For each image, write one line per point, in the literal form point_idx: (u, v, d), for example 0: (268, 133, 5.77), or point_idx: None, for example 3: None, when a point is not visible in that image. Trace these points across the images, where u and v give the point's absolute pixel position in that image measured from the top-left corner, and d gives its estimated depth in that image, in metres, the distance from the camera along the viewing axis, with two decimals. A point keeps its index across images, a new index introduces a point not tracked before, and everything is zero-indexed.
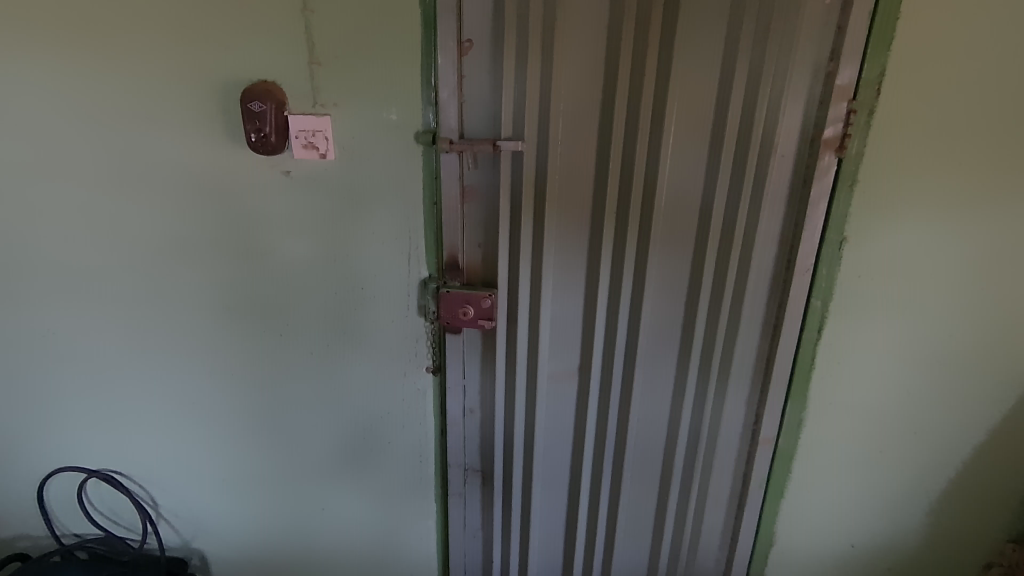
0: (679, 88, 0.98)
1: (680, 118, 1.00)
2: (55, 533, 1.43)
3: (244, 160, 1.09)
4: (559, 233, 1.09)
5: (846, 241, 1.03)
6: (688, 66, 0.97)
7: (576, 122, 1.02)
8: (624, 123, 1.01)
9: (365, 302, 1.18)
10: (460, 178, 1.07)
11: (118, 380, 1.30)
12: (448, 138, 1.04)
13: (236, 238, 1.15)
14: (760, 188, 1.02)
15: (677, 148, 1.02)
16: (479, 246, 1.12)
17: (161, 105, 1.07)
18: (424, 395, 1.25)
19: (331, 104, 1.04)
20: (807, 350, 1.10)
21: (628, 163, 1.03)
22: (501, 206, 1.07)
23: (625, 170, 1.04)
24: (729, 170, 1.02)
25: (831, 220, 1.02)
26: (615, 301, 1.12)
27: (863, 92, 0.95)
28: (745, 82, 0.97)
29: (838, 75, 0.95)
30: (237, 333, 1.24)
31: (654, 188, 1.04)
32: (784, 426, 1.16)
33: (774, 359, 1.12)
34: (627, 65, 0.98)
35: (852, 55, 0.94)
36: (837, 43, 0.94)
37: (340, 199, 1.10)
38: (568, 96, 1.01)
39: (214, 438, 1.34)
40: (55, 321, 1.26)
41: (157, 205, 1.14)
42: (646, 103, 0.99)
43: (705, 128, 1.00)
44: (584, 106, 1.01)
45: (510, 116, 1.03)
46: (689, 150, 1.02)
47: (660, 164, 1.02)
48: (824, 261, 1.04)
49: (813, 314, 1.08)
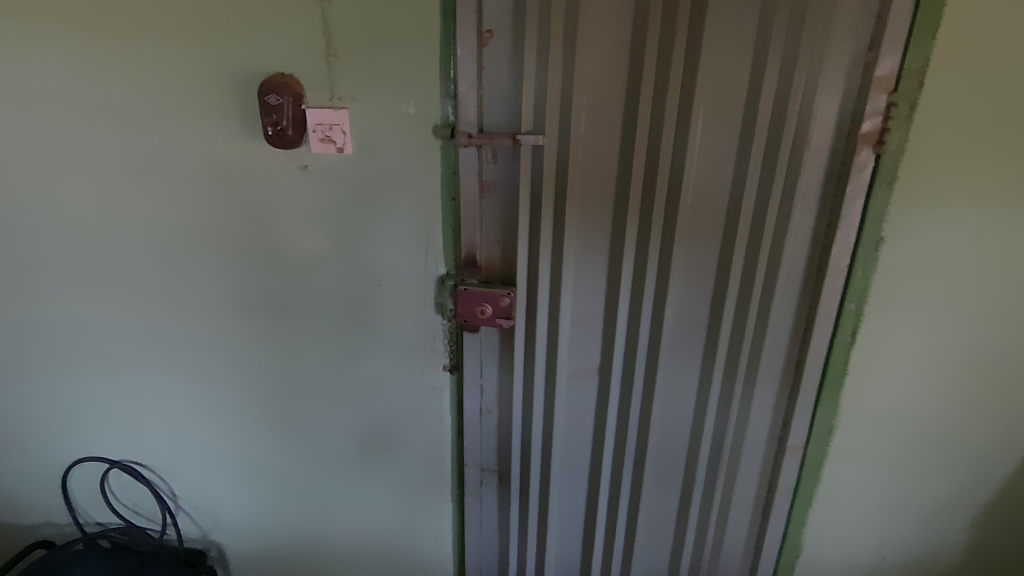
0: (707, 80, 0.94)
1: (708, 111, 0.96)
2: (77, 521, 1.46)
3: (262, 152, 1.08)
4: (581, 230, 1.06)
5: (883, 240, 0.98)
6: (717, 56, 0.93)
7: (599, 114, 0.99)
8: (650, 114, 0.97)
9: (381, 298, 1.16)
10: (479, 172, 1.04)
11: (139, 372, 1.31)
12: (467, 132, 1.01)
13: (254, 232, 1.15)
14: (791, 184, 0.98)
15: (704, 143, 0.98)
16: (499, 242, 1.10)
17: (181, 99, 1.07)
18: (441, 393, 1.23)
19: (348, 97, 1.02)
20: (840, 355, 1.06)
21: (653, 159, 1.00)
22: (521, 203, 1.05)
23: (650, 164, 1.00)
24: (759, 165, 0.98)
25: (868, 220, 0.97)
26: (636, 301, 1.09)
27: (905, 83, 0.89)
28: (778, 72, 0.93)
29: (878, 65, 0.89)
30: (255, 327, 1.23)
31: (680, 184, 1.00)
32: (813, 433, 1.12)
33: (804, 363, 1.07)
34: (654, 55, 0.94)
35: (894, 43, 0.88)
36: (877, 31, 0.89)
37: (357, 194, 1.08)
38: (591, 88, 0.97)
39: (232, 431, 1.35)
40: (77, 313, 1.27)
41: (178, 198, 1.14)
42: (674, 94, 0.95)
43: (734, 122, 0.97)
44: (608, 99, 0.98)
45: (531, 109, 1.00)
46: (716, 145, 0.98)
47: (686, 158, 0.99)
48: (859, 262, 0.99)
49: (846, 317, 1.03)
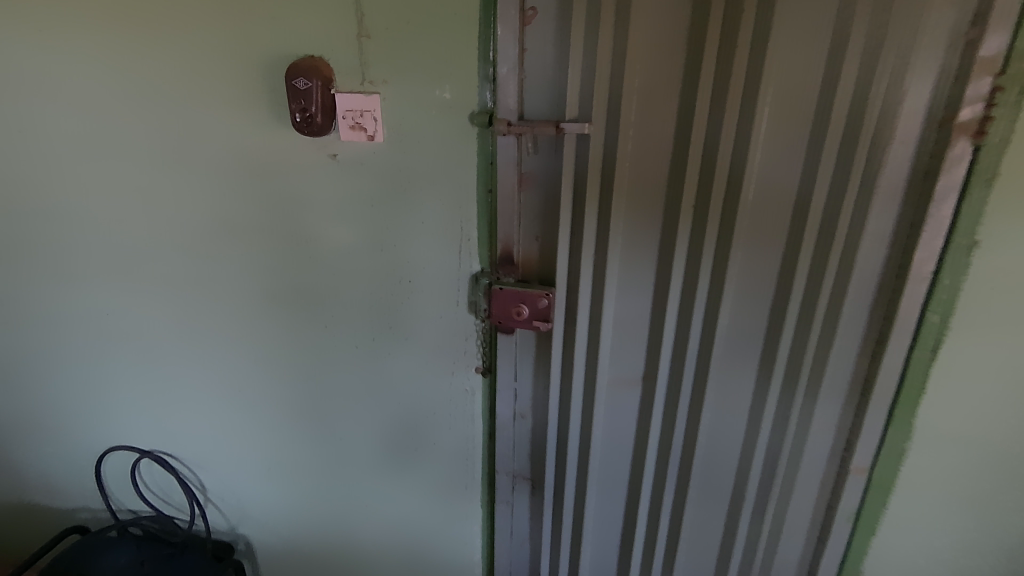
0: (778, 63, 0.84)
1: (777, 98, 0.86)
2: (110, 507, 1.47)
3: (290, 140, 1.03)
4: (628, 228, 0.97)
5: (978, 245, 0.85)
6: (789, 36, 0.82)
7: (652, 101, 0.89)
8: (710, 101, 0.87)
9: (413, 295, 1.10)
10: (518, 163, 0.96)
11: (169, 364, 1.29)
12: (505, 120, 0.93)
13: (281, 223, 1.10)
14: (870, 180, 0.87)
15: (771, 133, 0.88)
16: (537, 239, 1.02)
17: (208, 84, 1.02)
18: (473, 396, 1.17)
19: (380, 82, 0.95)
20: (917, 372, 0.94)
21: (711, 151, 0.90)
22: (563, 197, 0.96)
23: (708, 157, 0.90)
24: (834, 158, 0.87)
25: (959, 222, 0.85)
26: (686, 306, 1.00)
27: (1015, 65, 0.77)
28: (860, 53, 0.81)
29: (982, 44, 0.77)
30: (283, 322, 1.19)
31: (741, 178, 0.90)
32: (881, 456, 1.01)
33: (875, 379, 0.96)
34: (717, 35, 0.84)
35: (1005, 18, 0.76)
36: (984, 4, 0.76)
37: (389, 186, 1.02)
38: (644, 72, 0.88)
39: (260, 426, 1.32)
40: (108, 303, 1.25)
41: (206, 186, 1.10)
42: (738, 79, 0.85)
43: (807, 111, 0.86)
44: (662, 84, 0.88)
45: (576, 95, 0.91)
46: (785, 136, 0.87)
47: (749, 150, 0.88)
48: (946, 270, 0.87)
49: (928, 331, 0.91)
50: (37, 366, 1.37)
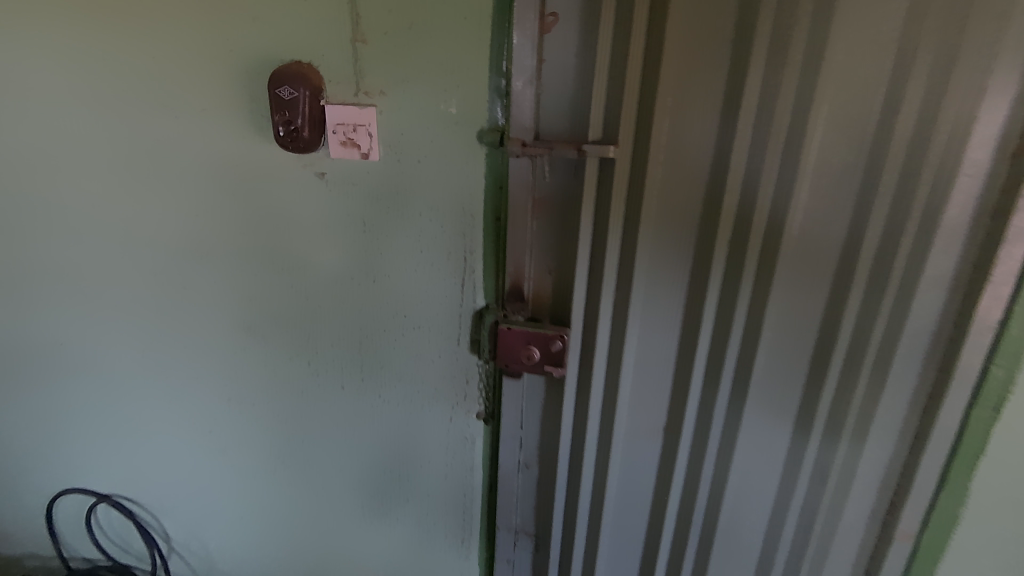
0: (833, 81, 0.73)
1: (831, 121, 0.75)
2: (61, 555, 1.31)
3: (272, 156, 0.90)
4: (653, 262, 0.86)
5: None
6: (847, 50, 0.72)
7: (687, 121, 0.79)
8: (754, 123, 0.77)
9: (408, 331, 0.98)
10: (532, 187, 0.84)
11: (129, 402, 1.14)
12: (520, 139, 0.81)
13: (260, 249, 0.96)
14: (933, 215, 0.77)
15: (821, 160, 0.77)
16: (550, 274, 0.90)
17: (180, 90, 0.90)
18: (473, 443, 1.05)
19: (376, 93, 0.84)
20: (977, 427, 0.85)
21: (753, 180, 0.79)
22: (581, 228, 0.84)
23: (749, 184, 0.79)
24: (892, 190, 0.77)
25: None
26: (717, 351, 0.89)
27: None
28: (928, 72, 0.71)
29: None
30: (258, 359, 1.05)
31: (785, 210, 0.80)
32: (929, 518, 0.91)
33: (927, 437, 0.86)
34: (764, 48, 0.73)
35: None
36: None
37: (385, 211, 0.90)
38: (679, 88, 0.78)
39: (231, 472, 1.17)
40: (62, 335, 1.11)
41: (173, 204, 0.96)
42: (785, 98, 0.75)
43: (864, 137, 0.75)
44: (699, 103, 0.78)
45: (601, 113, 0.80)
46: (837, 164, 0.77)
47: (796, 179, 0.78)
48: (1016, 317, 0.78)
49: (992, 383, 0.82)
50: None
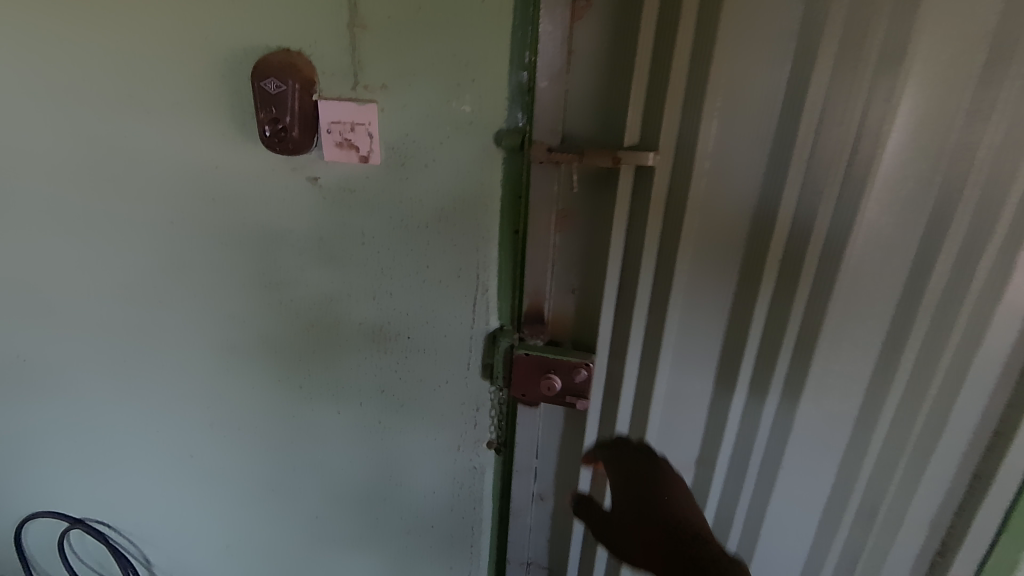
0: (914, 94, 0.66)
1: (912, 139, 0.68)
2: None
3: (257, 157, 0.79)
4: (692, 283, 0.77)
5: None
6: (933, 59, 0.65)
7: (739, 129, 0.69)
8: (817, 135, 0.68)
9: (413, 355, 0.88)
10: (556, 198, 0.74)
11: (99, 426, 1.03)
12: (545, 143, 0.72)
13: (244, 261, 0.85)
14: (1013, 241, 0.72)
15: (894, 179, 0.70)
16: (573, 294, 0.80)
17: (147, 80, 0.77)
18: (482, 474, 0.95)
19: (377, 88, 0.72)
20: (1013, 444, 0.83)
21: (810, 195, 0.71)
22: (612, 244, 0.75)
23: (808, 203, 0.71)
24: (970, 214, 0.71)
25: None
26: (759, 378, 0.81)
27: None
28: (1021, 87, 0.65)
29: None
30: (246, 381, 0.95)
31: (851, 234, 0.72)
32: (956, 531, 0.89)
33: (992, 477, 0.85)
34: (835, 50, 0.64)
35: None
36: None
37: (386, 221, 0.80)
38: (733, 91, 0.67)
39: (214, 501, 1.07)
40: (23, 351, 0.99)
41: (145, 211, 0.85)
42: (858, 111, 0.66)
43: (943, 155, 0.69)
44: (755, 109, 0.68)
45: (639, 116, 0.70)
46: (913, 185, 0.70)
47: (866, 201, 0.71)
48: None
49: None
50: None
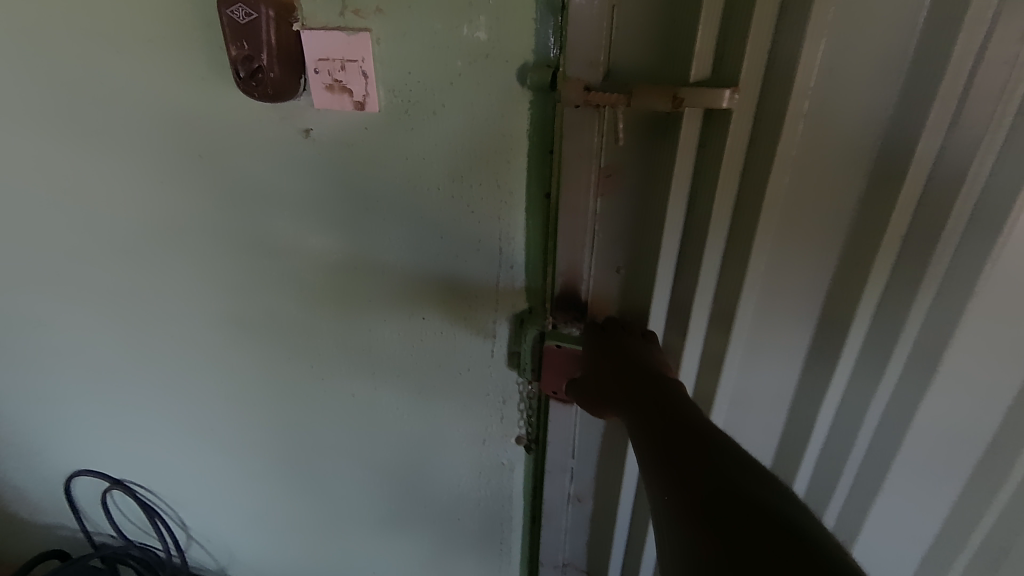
0: None
1: None
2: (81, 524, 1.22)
3: (240, 104, 0.66)
4: (774, 254, 0.63)
5: None
6: None
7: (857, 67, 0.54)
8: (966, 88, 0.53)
9: (429, 337, 0.76)
10: (596, 153, 0.58)
11: (118, 393, 0.99)
12: (583, 82, 0.55)
13: (240, 228, 0.75)
14: None
15: None
16: (619, 273, 0.65)
17: (111, 11, 0.65)
18: (511, 471, 0.84)
19: (370, 12, 0.57)
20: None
21: (934, 141, 0.56)
22: (667, 215, 0.59)
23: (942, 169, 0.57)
24: None
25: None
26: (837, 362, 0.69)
27: None
28: None
29: None
30: (257, 357, 0.86)
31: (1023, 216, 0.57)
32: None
33: None
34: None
35: None
36: None
37: (393, 182, 0.66)
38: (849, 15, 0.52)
39: (239, 472, 1.02)
40: (38, 313, 0.94)
41: (132, 167, 0.75)
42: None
43: None
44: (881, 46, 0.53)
45: (713, 40, 0.52)
46: None
47: None
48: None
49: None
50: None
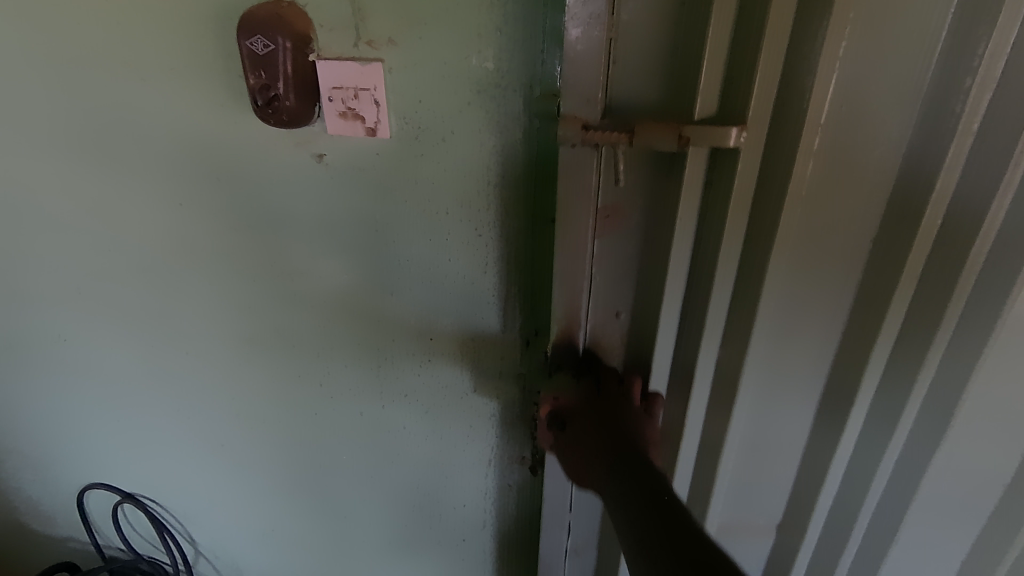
0: None
1: None
2: (94, 539, 1.23)
3: (257, 129, 0.68)
4: (785, 285, 0.63)
5: None
6: None
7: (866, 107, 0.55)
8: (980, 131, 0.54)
9: (436, 358, 0.77)
10: (595, 194, 0.59)
11: (134, 407, 1.01)
12: (582, 120, 0.55)
13: (255, 250, 0.77)
14: None
15: None
16: (625, 319, 0.66)
17: (137, 40, 0.67)
18: (516, 492, 0.83)
19: (383, 43, 0.59)
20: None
21: (950, 175, 0.56)
22: (673, 252, 0.59)
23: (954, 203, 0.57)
24: None
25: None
26: (850, 390, 0.68)
27: None
28: None
29: None
30: (267, 374, 0.88)
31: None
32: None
33: None
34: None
35: None
36: None
37: (404, 209, 0.67)
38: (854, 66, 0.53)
39: (249, 487, 1.03)
40: (58, 329, 0.96)
41: (152, 189, 0.77)
42: None
43: None
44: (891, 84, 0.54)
45: (721, 73, 0.53)
46: None
47: None
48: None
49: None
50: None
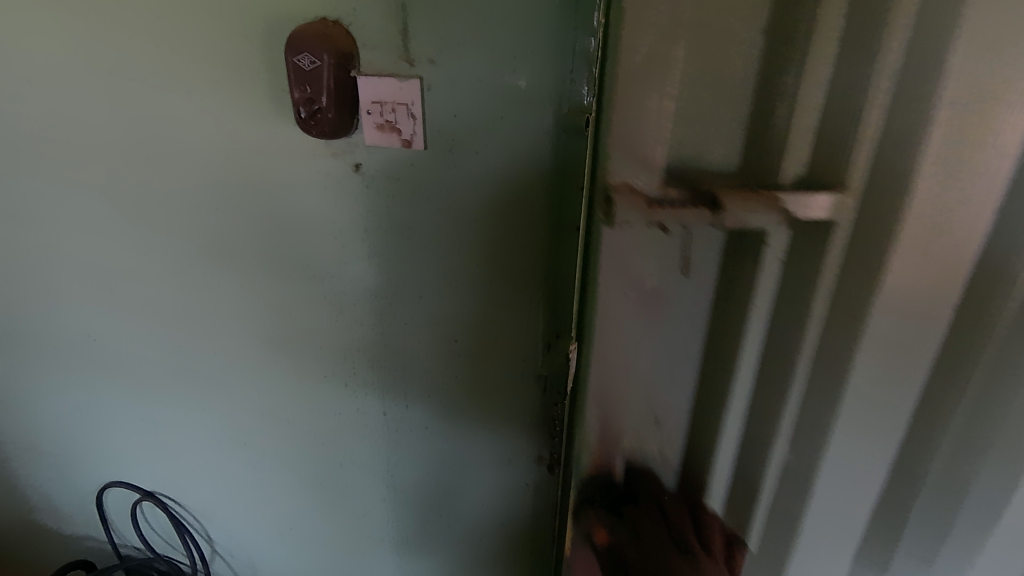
0: None
1: None
2: (111, 538, 1.25)
3: (297, 140, 0.72)
4: (888, 392, 0.49)
5: None
6: None
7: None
8: None
9: (459, 360, 0.80)
10: (650, 283, 0.46)
11: (160, 406, 1.04)
12: (640, 192, 0.42)
13: (289, 253, 0.80)
14: None
15: None
16: (680, 425, 0.53)
17: (187, 54, 0.72)
18: (532, 491, 0.86)
19: (422, 62, 0.63)
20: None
21: None
22: (740, 345, 0.48)
23: None
24: None
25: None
26: (966, 503, 0.52)
27: None
28: None
29: None
30: (293, 374, 0.91)
31: None
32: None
33: None
34: None
35: None
36: None
37: (434, 214, 0.71)
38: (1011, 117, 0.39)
39: (269, 486, 1.05)
40: (90, 328, 0.99)
41: (192, 195, 0.81)
42: None
43: None
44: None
45: (814, 124, 0.40)
46: None
47: None
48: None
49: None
50: (14, 393, 1.13)
